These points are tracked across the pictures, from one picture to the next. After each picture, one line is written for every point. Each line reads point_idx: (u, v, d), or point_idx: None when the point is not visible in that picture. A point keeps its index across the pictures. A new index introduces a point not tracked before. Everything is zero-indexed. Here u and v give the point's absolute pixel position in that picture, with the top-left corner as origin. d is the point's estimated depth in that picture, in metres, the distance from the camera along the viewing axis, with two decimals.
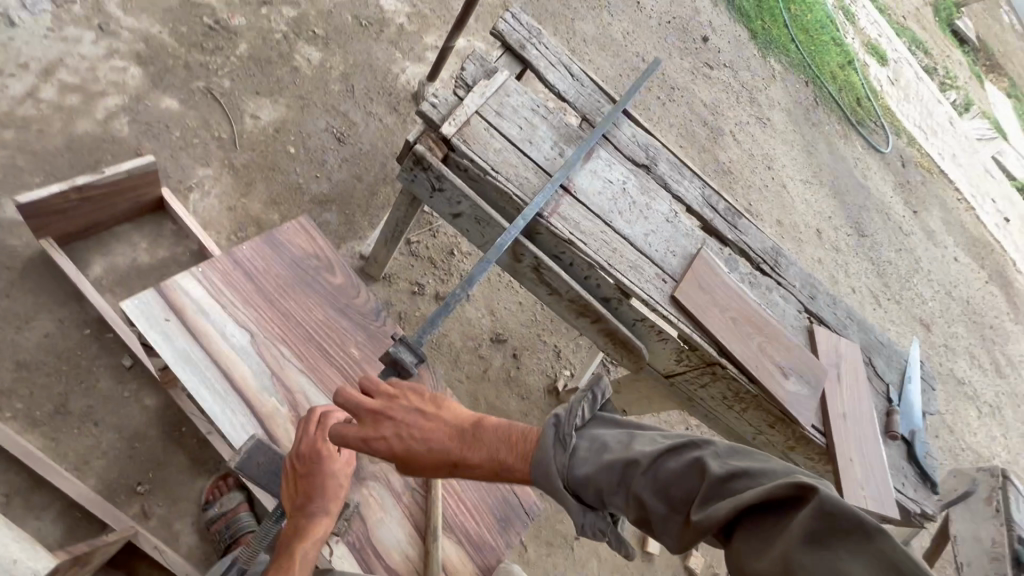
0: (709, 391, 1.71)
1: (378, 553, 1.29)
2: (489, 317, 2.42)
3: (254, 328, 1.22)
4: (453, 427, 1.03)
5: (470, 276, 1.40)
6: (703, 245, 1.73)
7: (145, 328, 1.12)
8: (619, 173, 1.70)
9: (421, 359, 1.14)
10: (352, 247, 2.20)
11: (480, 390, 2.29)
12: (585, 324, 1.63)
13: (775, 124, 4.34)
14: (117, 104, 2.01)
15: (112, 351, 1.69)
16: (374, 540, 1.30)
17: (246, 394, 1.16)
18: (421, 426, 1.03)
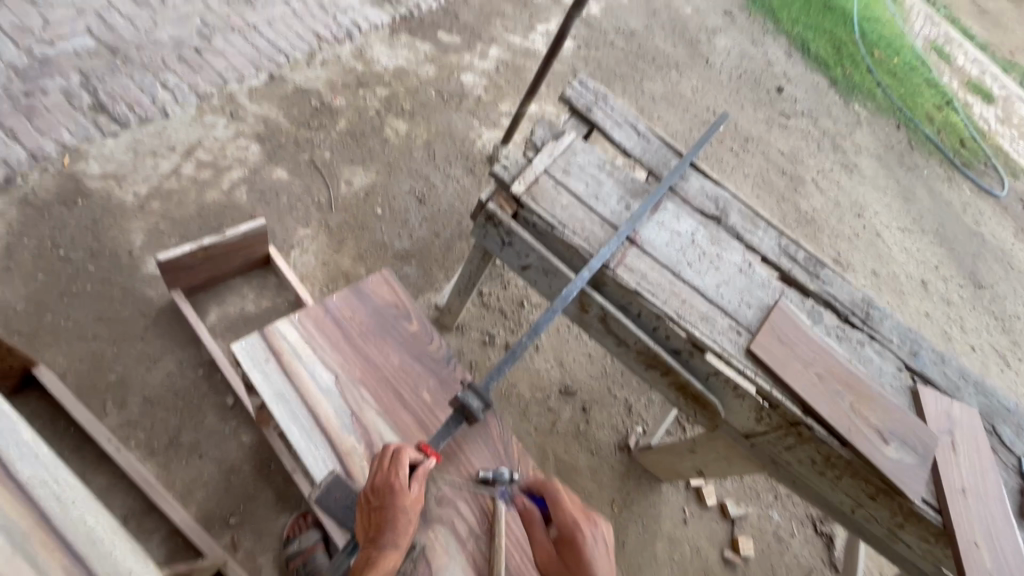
0: (795, 453, 1.58)
1: None
2: (558, 369, 2.43)
3: (338, 371, 1.33)
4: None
5: (536, 325, 1.44)
6: (781, 296, 1.66)
7: (248, 367, 1.28)
8: (688, 224, 1.70)
9: (486, 405, 1.22)
10: (428, 298, 2.34)
11: (548, 443, 2.26)
12: (656, 376, 1.60)
13: (864, 170, 4.12)
14: (239, 175, 2.35)
15: (219, 390, 1.89)
16: None
17: (329, 432, 1.25)
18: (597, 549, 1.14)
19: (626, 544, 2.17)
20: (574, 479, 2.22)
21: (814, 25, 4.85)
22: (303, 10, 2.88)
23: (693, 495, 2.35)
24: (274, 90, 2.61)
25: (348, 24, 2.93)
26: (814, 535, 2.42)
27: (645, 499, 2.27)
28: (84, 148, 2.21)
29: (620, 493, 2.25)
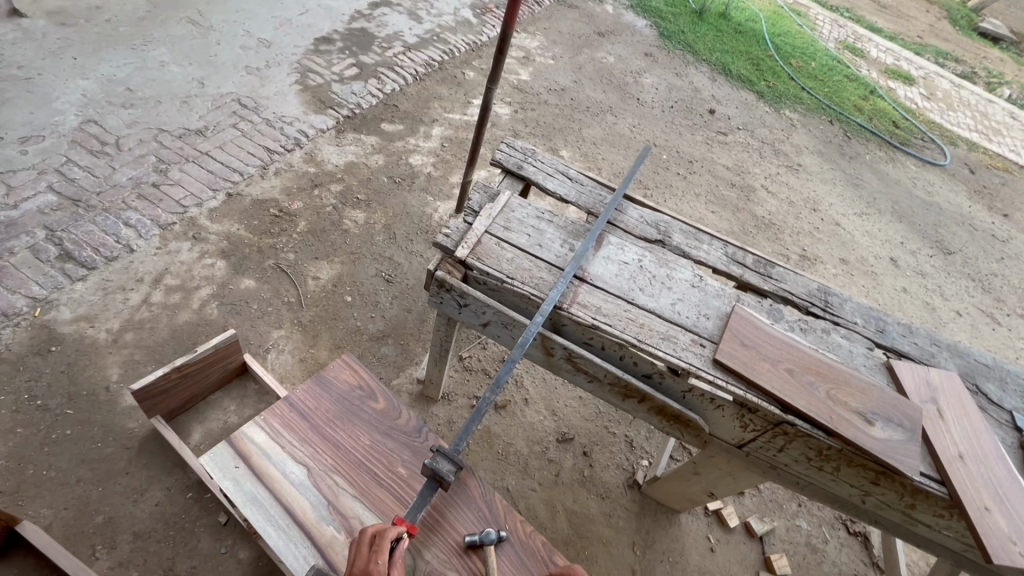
0: (788, 453, 1.57)
1: None
2: (551, 417, 2.42)
3: (309, 462, 1.33)
4: None
5: (499, 377, 1.48)
6: (736, 302, 1.71)
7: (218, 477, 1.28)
8: (633, 252, 1.78)
9: (457, 466, 1.22)
10: (410, 374, 2.35)
11: (556, 496, 2.21)
12: (633, 405, 1.61)
13: (809, 167, 4.31)
14: (209, 293, 2.42)
15: (210, 510, 1.87)
16: None
17: (306, 526, 1.24)
18: None
19: None
20: (590, 529, 2.15)
21: (729, 49, 5.24)
22: (252, 130, 3.08)
23: (714, 520, 2.27)
24: (233, 207, 2.75)
25: (295, 134, 3.13)
26: (848, 536, 2.34)
27: (666, 535, 2.20)
28: (54, 297, 2.29)
29: (640, 534, 2.18)
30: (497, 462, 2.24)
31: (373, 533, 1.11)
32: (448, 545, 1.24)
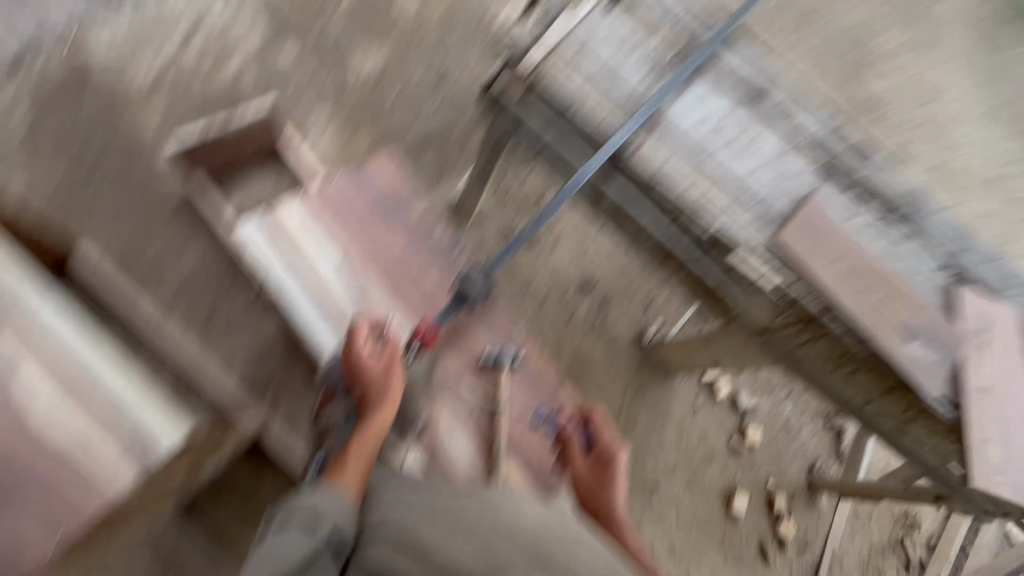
0: (808, 348, 1.56)
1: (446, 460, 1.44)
2: (577, 264, 2.40)
3: (329, 254, 1.65)
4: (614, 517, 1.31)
5: (543, 214, 1.49)
6: (816, 186, 1.52)
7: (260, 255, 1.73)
8: (719, 105, 1.53)
9: (478, 294, 1.46)
10: (445, 192, 2.27)
11: (564, 337, 2.31)
12: (670, 270, 1.58)
13: (953, 42, 3.53)
14: (244, 60, 2.23)
15: (244, 280, 1.98)
16: (444, 447, 1.46)
17: (320, 306, 1.59)
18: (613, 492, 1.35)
19: (636, 430, 2.29)
20: (589, 371, 2.30)
21: None
22: None
23: (706, 388, 2.40)
24: None
25: None
26: (825, 428, 2.47)
27: (657, 390, 2.34)
28: (85, 31, 2.13)
29: (633, 384, 2.32)
30: (516, 295, 2.30)
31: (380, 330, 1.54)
32: (463, 361, 1.56)
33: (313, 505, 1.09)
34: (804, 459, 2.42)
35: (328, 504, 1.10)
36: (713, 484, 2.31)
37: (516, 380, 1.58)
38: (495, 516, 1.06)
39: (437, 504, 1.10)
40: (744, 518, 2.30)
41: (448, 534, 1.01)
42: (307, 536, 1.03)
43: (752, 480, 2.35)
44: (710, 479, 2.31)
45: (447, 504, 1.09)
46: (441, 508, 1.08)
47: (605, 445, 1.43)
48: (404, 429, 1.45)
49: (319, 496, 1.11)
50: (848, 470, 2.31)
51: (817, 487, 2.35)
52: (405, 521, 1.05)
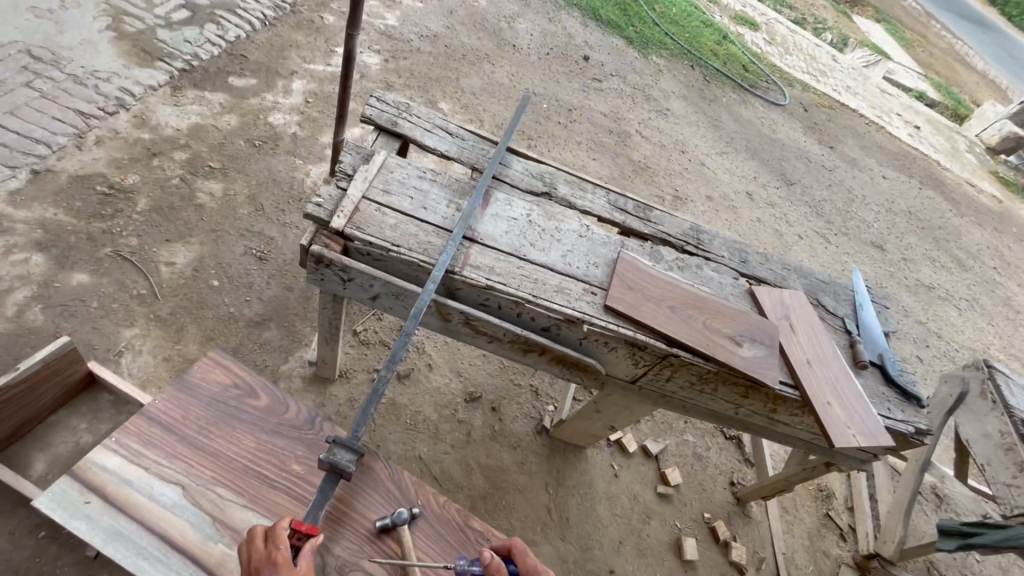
0: (674, 382, 1.71)
1: None
2: (457, 379, 2.41)
3: (184, 481, 1.21)
4: None
5: (396, 350, 1.41)
6: (621, 248, 1.78)
7: (85, 531, 1.11)
8: (521, 207, 1.75)
9: (357, 454, 1.22)
10: (300, 356, 2.17)
11: (469, 454, 2.24)
12: (537, 359, 1.63)
13: (675, 111, 4.58)
14: (27, 295, 2.00)
15: (74, 546, 1.67)
16: None
17: (189, 550, 1.14)
18: None
19: (572, 518, 2.23)
20: (505, 479, 2.23)
21: None
22: (55, 90, 2.52)
23: (616, 449, 2.47)
24: (45, 187, 2.26)
25: (117, 92, 2.61)
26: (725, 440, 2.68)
27: (576, 471, 2.34)
28: None
29: (552, 474, 2.30)
30: (407, 432, 2.21)
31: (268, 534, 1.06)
32: (359, 534, 1.22)
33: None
34: (722, 478, 2.56)
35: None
36: (661, 540, 2.30)
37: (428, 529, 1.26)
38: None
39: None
40: (702, 562, 2.30)
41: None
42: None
43: (691, 520, 2.39)
44: (657, 536, 2.31)
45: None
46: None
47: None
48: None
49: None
50: (758, 472, 2.49)
51: (743, 498, 2.48)
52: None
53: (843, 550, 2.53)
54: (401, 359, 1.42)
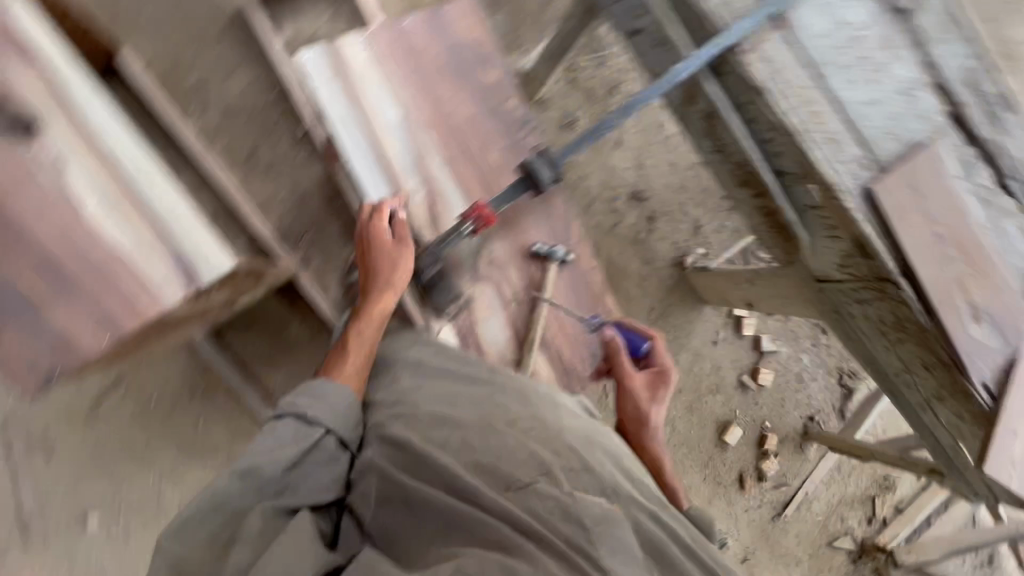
0: (863, 307, 1.48)
1: (478, 344, 1.30)
2: (636, 171, 2.23)
3: (410, 108, 1.27)
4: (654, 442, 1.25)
5: (631, 104, 1.27)
6: (935, 136, 1.33)
7: (326, 99, 1.23)
8: (857, 15, 1.30)
9: (555, 177, 1.23)
10: (513, 60, 2.05)
11: (605, 243, 2.22)
12: (747, 197, 1.44)
13: None
14: None
15: (290, 116, 1.83)
16: (477, 334, 1.29)
17: (392, 166, 1.25)
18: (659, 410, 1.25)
19: None
20: (622, 283, 2.25)
21: None
22: None
23: (732, 324, 2.36)
24: None
25: None
26: (835, 384, 2.48)
27: (683, 317, 2.31)
28: None
29: (662, 305, 2.29)
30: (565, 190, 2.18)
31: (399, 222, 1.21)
32: (514, 246, 1.31)
33: (318, 400, 1.11)
34: (805, 409, 2.45)
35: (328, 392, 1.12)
36: (713, 413, 2.37)
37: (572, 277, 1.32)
38: (536, 419, 1.07)
39: (475, 398, 1.12)
40: (734, 451, 2.39)
41: (484, 430, 1.05)
42: (309, 424, 1.09)
43: (750, 418, 2.40)
44: (712, 409, 2.37)
45: (487, 402, 1.11)
46: (480, 402, 1.11)
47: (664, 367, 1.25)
48: (442, 302, 1.27)
49: (321, 387, 1.12)
50: (845, 427, 2.35)
51: (811, 436, 2.41)
52: (436, 409, 1.11)
53: (860, 528, 2.50)
54: (633, 114, 1.28)
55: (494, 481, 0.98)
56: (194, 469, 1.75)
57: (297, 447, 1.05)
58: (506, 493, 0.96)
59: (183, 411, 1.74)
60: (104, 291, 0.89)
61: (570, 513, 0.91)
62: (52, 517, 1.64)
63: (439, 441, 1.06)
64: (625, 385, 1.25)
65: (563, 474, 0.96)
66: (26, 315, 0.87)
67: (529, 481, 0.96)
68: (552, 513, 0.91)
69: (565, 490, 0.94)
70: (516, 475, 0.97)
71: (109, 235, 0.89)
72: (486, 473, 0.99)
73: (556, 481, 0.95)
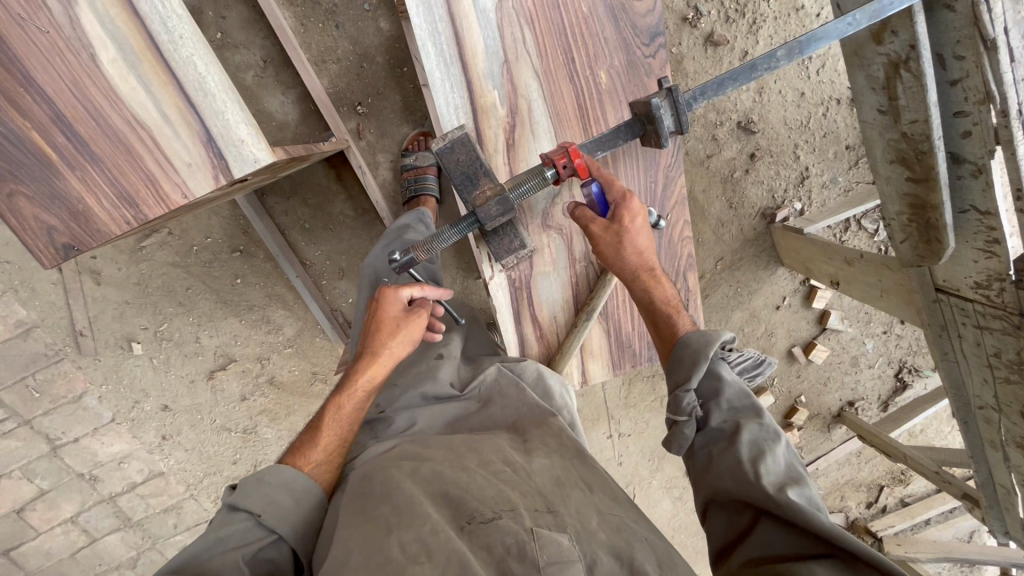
0: (978, 335, 1.19)
1: (530, 303, 1.11)
2: (754, 94, 1.86)
3: None
4: (644, 286, 0.99)
5: (808, 40, 1.01)
6: None
7: None
8: None
9: (680, 130, 0.88)
10: None
11: (689, 175, 1.93)
12: (896, 176, 1.12)
13: None
14: None
15: None
16: (532, 289, 1.10)
17: (469, 72, 0.94)
18: (638, 247, 0.98)
19: (709, 299, 2.10)
20: (696, 223, 1.99)
21: None
22: None
23: (803, 292, 2.12)
24: None
25: None
26: (891, 376, 2.29)
27: (752, 274, 2.07)
28: None
29: (732, 256, 2.04)
30: None
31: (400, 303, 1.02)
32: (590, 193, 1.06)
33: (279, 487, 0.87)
34: (848, 393, 2.31)
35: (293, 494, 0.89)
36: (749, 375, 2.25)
37: (661, 240, 1.09)
38: (508, 457, 0.88)
39: (453, 442, 0.93)
40: None
41: (453, 469, 0.84)
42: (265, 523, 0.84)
43: (788, 389, 2.28)
44: None
45: (464, 444, 0.92)
46: (462, 444, 0.91)
47: (622, 194, 0.96)
48: (500, 256, 1.00)
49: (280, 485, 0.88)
50: (884, 422, 2.21)
51: (843, 419, 2.29)
52: (409, 447, 0.93)
53: (857, 509, 2.51)
54: (807, 55, 1.03)
55: (450, 511, 0.76)
56: (231, 321, 1.79)
57: (248, 552, 0.81)
58: (463, 529, 0.74)
59: (224, 265, 1.74)
60: (128, 164, 0.84)
61: (529, 557, 0.69)
62: (101, 336, 1.72)
63: (405, 468, 0.86)
64: (601, 249, 0.98)
65: (528, 516, 0.76)
66: (47, 179, 0.83)
67: (493, 510, 0.76)
68: (508, 551, 0.70)
69: (525, 527, 0.73)
70: (482, 506, 0.77)
71: (130, 98, 0.81)
72: (450, 506, 0.77)
73: (518, 518, 0.75)
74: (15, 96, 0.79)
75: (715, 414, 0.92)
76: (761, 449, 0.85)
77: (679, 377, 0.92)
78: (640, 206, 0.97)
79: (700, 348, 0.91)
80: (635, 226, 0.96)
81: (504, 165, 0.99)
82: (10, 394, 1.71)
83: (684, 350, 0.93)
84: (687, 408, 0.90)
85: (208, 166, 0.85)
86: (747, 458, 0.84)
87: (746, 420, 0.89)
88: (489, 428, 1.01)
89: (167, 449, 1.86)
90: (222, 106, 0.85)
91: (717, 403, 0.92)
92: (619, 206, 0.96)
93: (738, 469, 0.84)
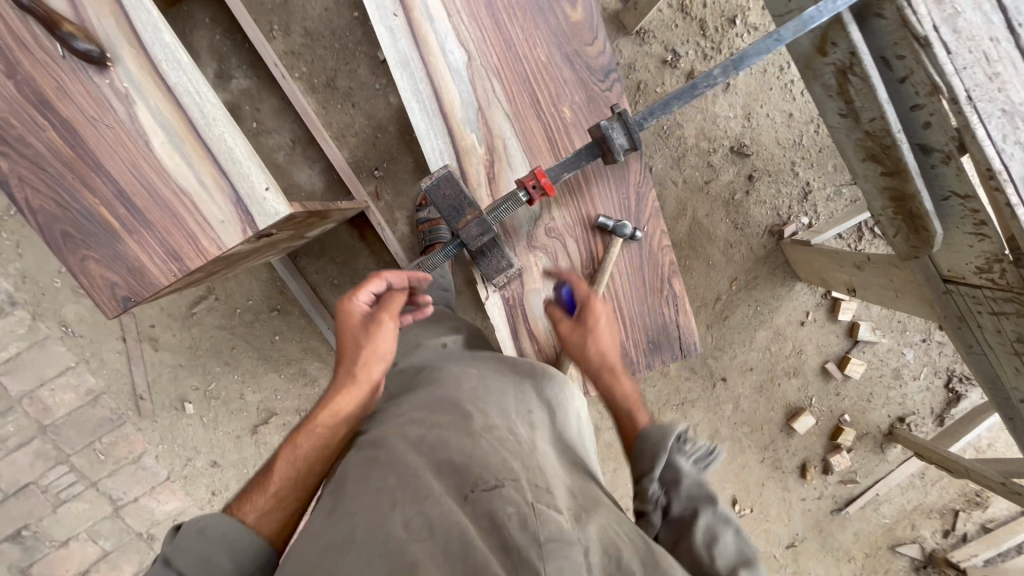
0: (997, 321, 1.15)
1: (526, 319, 1.19)
2: (742, 120, 1.96)
3: (475, 52, 1.08)
4: (606, 382, 1.05)
5: (740, 57, 1.12)
6: None
7: (386, 42, 1.06)
8: None
9: (632, 146, 0.99)
10: None
11: (691, 201, 2.00)
12: (872, 172, 1.17)
13: None
14: None
15: (372, 43, 1.77)
16: (526, 306, 1.18)
17: (450, 121, 1.09)
18: (602, 343, 1.06)
19: (731, 320, 2.09)
20: (704, 246, 2.03)
21: None
22: None
23: (827, 305, 2.10)
24: None
25: None
26: (940, 387, 2.17)
27: (770, 291, 2.07)
28: None
29: (746, 275, 2.06)
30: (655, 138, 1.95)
31: (373, 320, 1.03)
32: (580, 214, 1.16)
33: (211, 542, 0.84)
34: (896, 409, 2.19)
35: (230, 528, 0.85)
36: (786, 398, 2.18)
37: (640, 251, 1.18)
38: (513, 430, 0.94)
39: (458, 407, 0.97)
40: (803, 437, 2.20)
41: (460, 437, 0.88)
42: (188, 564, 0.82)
43: (829, 408, 2.19)
44: (787, 394, 2.17)
45: (469, 412, 0.95)
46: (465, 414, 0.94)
47: (586, 296, 1.07)
48: (491, 275, 1.13)
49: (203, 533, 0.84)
50: (941, 436, 2.07)
51: (894, 437, 2.16)
52: (415, 410, 0.96)
53: (932, 540, 2.28)
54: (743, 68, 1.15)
55: (457, 480, 0.80)
56: (272, 376, 1.93)
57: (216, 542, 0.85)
58: (466, 498, 0.77)
59: (264, 323, 1.91)
60: (174, 226, 1.00)
61: (529, 526, 0.71)
62: (158, 399, 1.88)
63: (414, 436, 0.88)
64: (567, 344, 1.07)
65: (530, 491, 0.79)
66: (110, 243, 1.00)
67: (497, 479, 0.80)
68: (510, 519, 0.72)
69: (527, 500, 0.76)
70: (486, 473, 0.80)
71: (176, 172, 0.99)
72: (455, 475, 0.81)
73: (521, 490, 0.78)
74: (88, 179, 0.98)
75: (676, 501, 0.88)
76: (717, 537, 0.82)
77: (642, 468, 0.93)
78: (604, 308, 1.08)
79: (658, 442, 0.93)
80: (597, 325, 1.06)
81: (488, 197, 1.11)
82: (80, 458, 1.88)
83: (644, 444, 0.95)
84: (652, 499, 0.90)
85: (237, 221, 1.00)
86: (701, 542, 0.81)
87: (703, 508, 0.85)
88: (499, 385, 1.06)
89: (216, 505, 1.96)
90: (243, 171, 1.00)
91: (677, 492, 0.88)
92: (583, 305, 1.07)
93: (691, 559, 0.81)
